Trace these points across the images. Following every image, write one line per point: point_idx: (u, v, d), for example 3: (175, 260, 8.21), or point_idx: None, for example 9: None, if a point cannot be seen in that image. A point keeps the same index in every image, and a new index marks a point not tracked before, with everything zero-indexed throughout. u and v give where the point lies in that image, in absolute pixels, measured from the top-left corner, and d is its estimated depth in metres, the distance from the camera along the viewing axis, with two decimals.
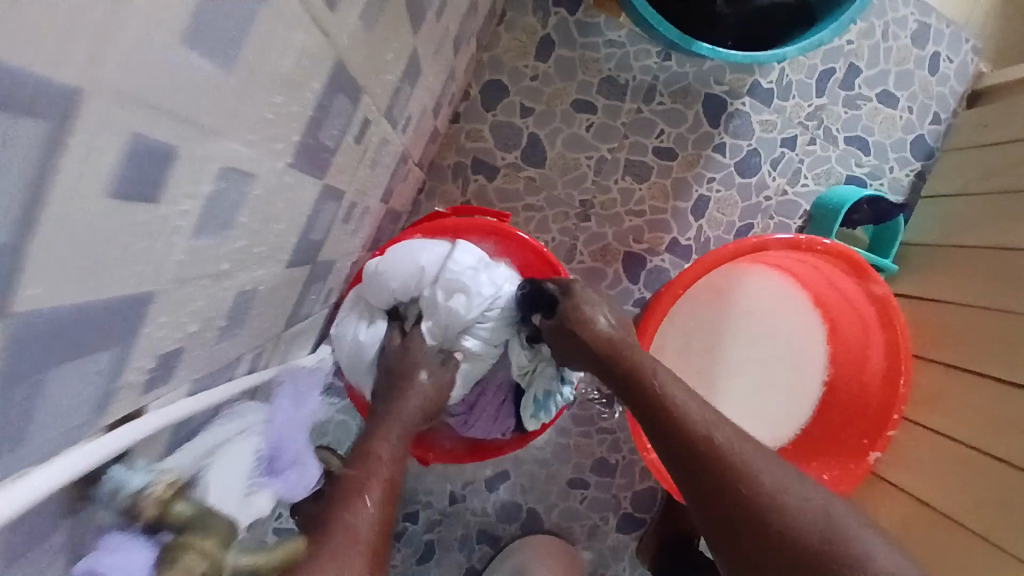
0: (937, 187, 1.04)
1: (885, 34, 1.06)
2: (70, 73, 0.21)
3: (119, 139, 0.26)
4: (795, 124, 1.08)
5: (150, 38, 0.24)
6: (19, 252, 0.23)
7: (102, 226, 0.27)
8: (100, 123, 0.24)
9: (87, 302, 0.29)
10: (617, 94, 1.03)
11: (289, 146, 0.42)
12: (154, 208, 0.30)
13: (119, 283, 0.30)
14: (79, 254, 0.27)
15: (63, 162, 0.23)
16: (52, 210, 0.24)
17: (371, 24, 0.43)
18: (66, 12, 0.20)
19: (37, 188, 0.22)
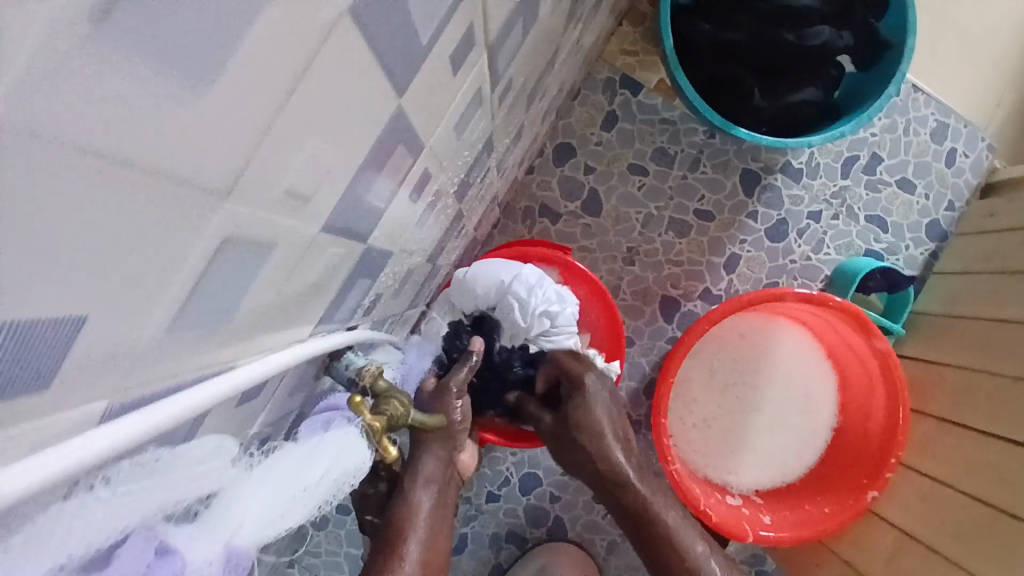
0: (947, 266, 1.18)
1: (906, 130, 1.23)
2: (416, 143, 0.40)
3: (415, 180, 0.44)
4: (821, 200, 1.24)
5: (444, 128, 0.43)
6: (358, 233, 0.42)
7: (386, 229, 0.46)
8: (414, 170, 0.43)
9: (359, 269, 0.48)
10: (666, 162, 1.23)
11: (460, 190, 0.61)
12: (404, 222, 0.49)
13: (374, 264, 0.49)
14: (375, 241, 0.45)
15: (395, 188, 0.42)
16: (377, 213, 0.42)
17: (514, 110, 0.62)
18: (427, 117, 0.39)
19: (382, 200, 0.41)
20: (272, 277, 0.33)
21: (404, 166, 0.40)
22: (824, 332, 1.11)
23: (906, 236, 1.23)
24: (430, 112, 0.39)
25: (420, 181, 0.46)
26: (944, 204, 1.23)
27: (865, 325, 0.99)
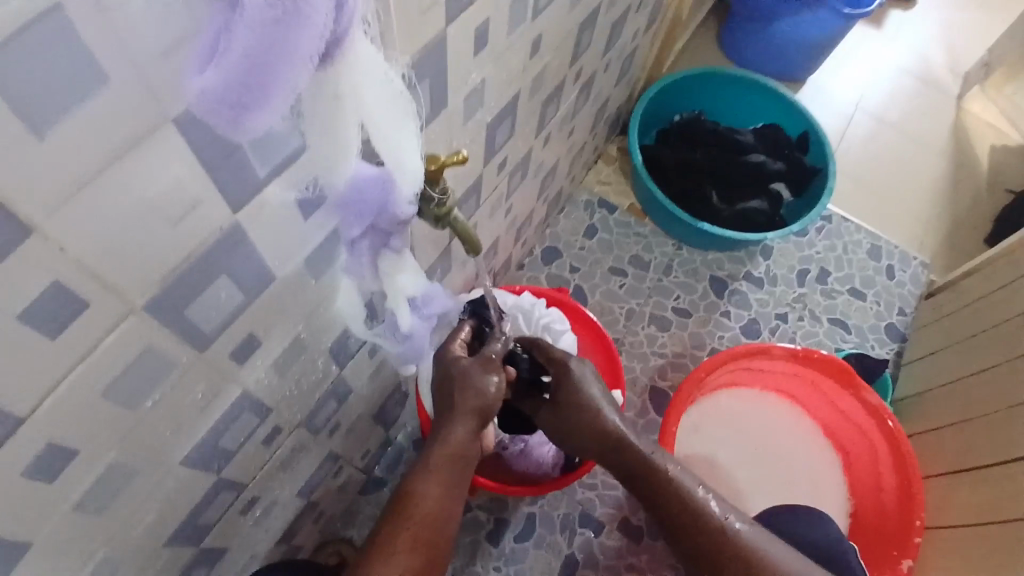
0: (912, 355, 1.29)
1: (845, 249, 1.45)
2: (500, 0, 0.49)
3: (484, 47, 0.52)
4: (785, 304, 1.37)
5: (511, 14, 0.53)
6: (448, 56, 0.47)
7: (455, 92, 0.52)
8: (485, 34, 0.51)
9: (432, 136, 0.52)
10: (643, 267, 1.37)
11: (490, 146, 0.69)
12: (464, 109, 0.55)
13: (440, 137, 0.54)
14: (450, 95, 0.51)
15: (476, 36, 0.49)
16: (460, 54, 0.49)
17: (535, 104, 0.75)
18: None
19: (470, 35, 0.48)
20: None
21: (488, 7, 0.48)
22: (817, 406, 1.14)
23: (869, 337, 1.34)
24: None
25: (485, 59, 0.53)
26: (896, 310, 1.37)
27: (852, 382, 1.05)
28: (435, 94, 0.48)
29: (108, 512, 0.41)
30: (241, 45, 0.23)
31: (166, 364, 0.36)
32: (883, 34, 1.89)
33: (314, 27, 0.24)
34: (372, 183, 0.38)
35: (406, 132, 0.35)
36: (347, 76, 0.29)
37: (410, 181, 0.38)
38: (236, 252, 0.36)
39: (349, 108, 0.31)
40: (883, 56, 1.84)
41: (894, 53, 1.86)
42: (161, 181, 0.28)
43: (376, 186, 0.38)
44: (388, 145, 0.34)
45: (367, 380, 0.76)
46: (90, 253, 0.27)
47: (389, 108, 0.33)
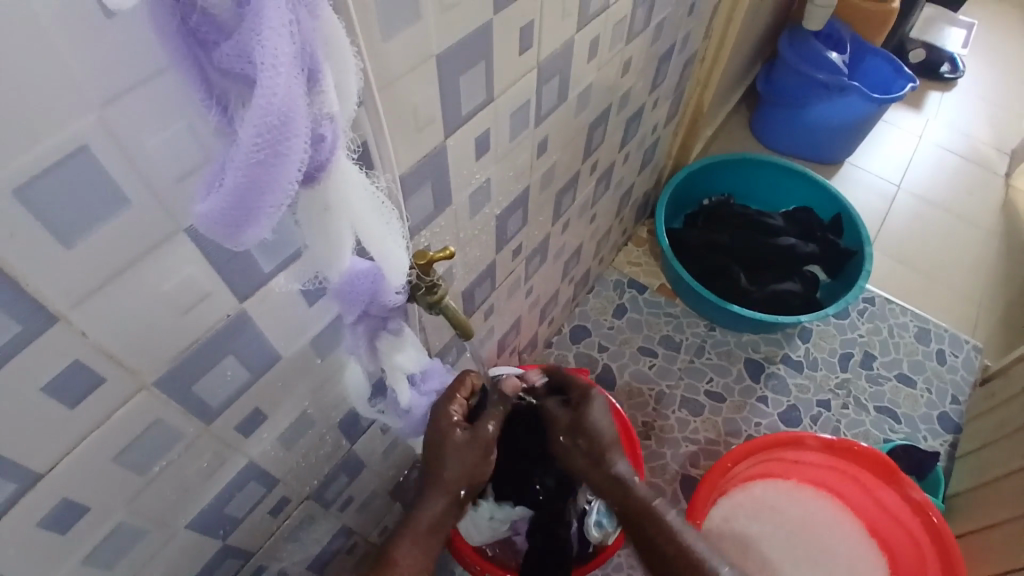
0: (967, 447, 1.21)
1: (891, 332, 1.40)
2: (499, 113, 0.55)
3: (486, 152, 0.58)
4: (826, 389, 1.32)
5: (512, 123, 0.59)
6: (450, 163, 0.52)
7: (458, 192, 0.57)
8: (485, 142, 0.56)
9: (438, 231, 0.57)
10: (673, 347, 1.37)
11: (503, 235, 0.74)
12: (469, 207, 0.61)
13: (446, 231, 0.59)
14: (454, 195, 0.56)
15: (477, 144, 0.55)
16: (463, 161, 0.54)
17: (548, 195, 0.81)
18: (510, 94, 0.55)
19: (469, 145, 0.54)
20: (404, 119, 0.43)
21: (487, 120, 0.54)
22: (858, 500, 1.07)
23: (921, 427, 1.27)
24: (511, 93, 0.55)
25: (488, 162, 0.59)
26: (949, 398, 1.30)
27: (894, 476, 0.98)
28: (438, 197, 0.54)
29: (115, 571, 0.44)
30: (233, 176, 0.26)
31: (173, 434, 0.41)
32: (921, 115, 1.90)
33: (295, 162, 0.26)
34: (364, 275, 0.42)
35: (391, 230, 0.40)
36: (341, 192, 0.34)
37: (396, 271, 0.42)
38: (241, 336, 0.41)
39: (345, 218, 0.36)
40: (918, 136, 1.84)
41: (932, 132, 1.86)
42: (176, 277, 0.34)
43: (366, 278, 0.42)
44: (378, 242, 0.39)
45: (381, 456, 0.79)
46: (110, 334, 0.32)
47: (372, 215, 0.38)
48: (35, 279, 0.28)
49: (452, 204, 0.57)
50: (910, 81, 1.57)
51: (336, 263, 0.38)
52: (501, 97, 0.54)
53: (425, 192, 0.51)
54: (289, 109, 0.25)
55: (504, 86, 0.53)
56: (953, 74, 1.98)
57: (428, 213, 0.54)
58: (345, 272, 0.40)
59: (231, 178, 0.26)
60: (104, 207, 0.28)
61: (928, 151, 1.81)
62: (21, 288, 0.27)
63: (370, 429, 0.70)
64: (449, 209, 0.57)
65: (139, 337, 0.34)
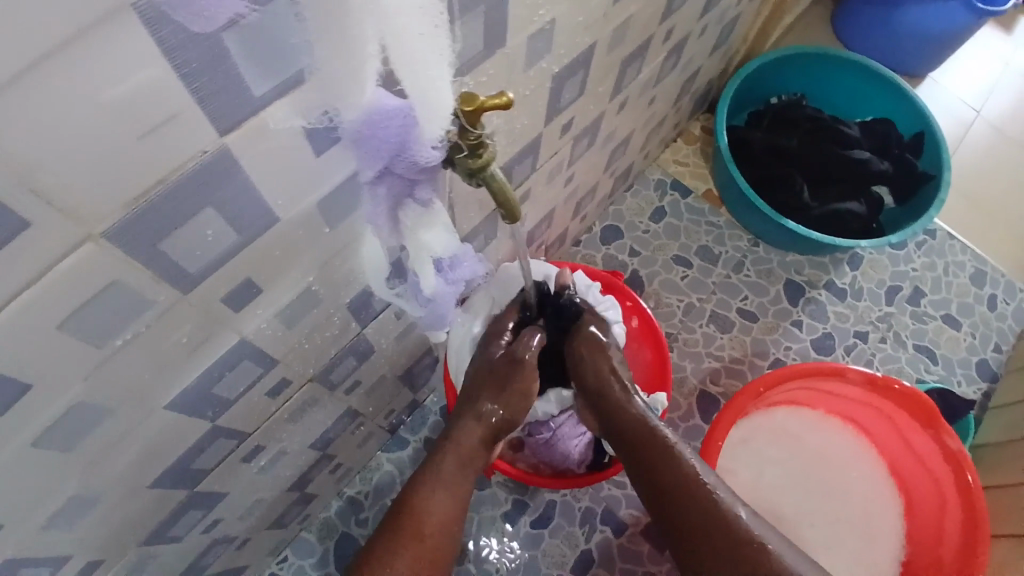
0: (1003, 399, 1.12)
1: (946, 270, 1.27)
2: None
3: None
4: (867, 321, 1.21)
5: None
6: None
7: (515, 34, 0.44)
8: None
9: (484, 85, 0.45)
10: (710, 259, 1.26)
11: (556, 105, 0.61)
12: (522, 62, 0.48)
13: (491, 88, 0.47)
14: (508, 40, 0.44)
15: None
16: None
17: (611, 66, 0.67)
18: None
19: None
20: None
21: None
22: (886, 441, 1.00)
23: (957, 371, 1.18)
24: None
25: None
26: (991, 345, 1.20)
27: (934, 421, 0.90)
28: (489, 38, 0.41)
29: (79, 449, 0.39)
30: None
31: (137, 301, 0.32)
32: (1009, 40, 1.62)
33: None
34: (392, 118, 0.32)
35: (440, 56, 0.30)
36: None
37: (435, 119, 0.32)
38: (232, 183, 0.31)
39: (371, 15, 0.26)
40: (1003, 62, 1.58)
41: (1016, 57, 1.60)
42: (128, 82, 0.23)
43: (395, 119, 0.32)
44: (418, 71, 0.29)
45: (392, 342, 0.72)
46: (36, 153, 0.23)
47: (413, 26, 0.28)
48: None
49: (505, 49, 0.44)
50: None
51: (357, 92, 0.30)
52: None
53: (475, 24, 0.39)
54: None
55: None
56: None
57: (476, 55, 0.41)
58: (367, 108, 0.31)
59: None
60: None
61: (1011, 78, 1.56)
62: None
63: (383, 314, 0.62)
64: (500, 55, 0.44)
65: (75, 165, 0.24)
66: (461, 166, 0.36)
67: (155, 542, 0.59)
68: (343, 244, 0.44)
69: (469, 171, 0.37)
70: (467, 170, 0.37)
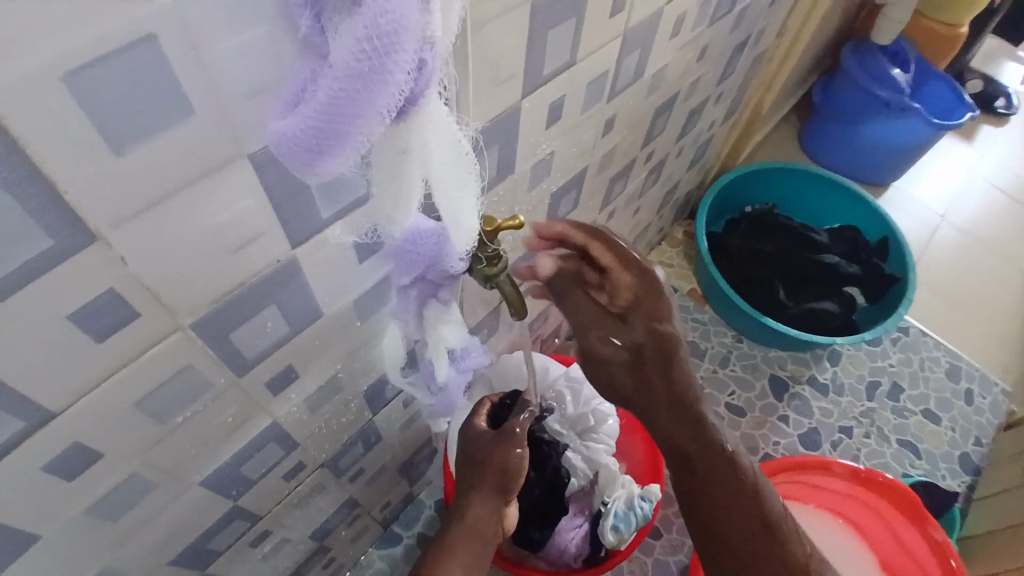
0: (987, 490, 1.15)
1: (922, 365, 1.33)
2: (571, 88, 0.52)
3: (552, 127, 0.54)
4: (850, 416, 1.25)
5: (583, 97, 0.55)
6: (516, 134, 0.49)
7: (520, 164, 0.53)
8: (554, 114, 0.52)
9: (494, 204, 0.53)
10: (697, 354, 1.32)
11: (553, 216, 0.70)
12: (526, 184, 0.57)
13: (499, 206, 0.55)
14: (515, 169, 0.53)
15: (547, 116, 0.51)
16: (529, 133, 0.51)
17: (601, 183, 0.77)
18: (584, 71, 0.51)
19: (539, 117, 0.50)
20: (478, 73, 0.39)
21: (559, 93, 0.50)
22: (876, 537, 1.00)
23: (941, 465, 1.21)
24: (585, 69, 0.52)
25: (553, 135, 0.55)
26: (971, 438, 1.24)
27: (917, 512, 0.92)
28: (499, 170, 0.50)
29: (120, 521, 0.42)
30: (317, 95, 0.24)
31: (200, 384, 0.37)
32: (970, 147, 1.81)
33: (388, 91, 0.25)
34: (426, 236, 0.39)
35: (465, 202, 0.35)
36: (416, 139, 0.29)
37: (463, 240, 0.37)
38: (288, 289, 0.37)
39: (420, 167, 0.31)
40: (967, 168, 1.76)
41: (984, 166, 1.77)
42: (229, 211, 0.30)
43: (430, 240, 0.38)
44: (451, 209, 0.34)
45: (399, 429, 0.75)
46: (152, 264, 0.29)
47: (455, 170, 0.32)
48: (71, 186, 0.24)
49: (511, 176, 0.53)
50: (970, 112, 1.47)
51: (401, 218, 0.35)
52: (576, 75, 0.51)
53: (489, 159, 0.47)
54: (396, 15, 0.23)
55: (581, 63, 0.50)
56: (1005, 111, 1.86)
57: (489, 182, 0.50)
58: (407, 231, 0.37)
59: (312, 107, 0.25)
60: (167, 116, 0.24)
61: (970, 187, 1.72)
62: (58, 195, 0.24)
63: (393, 401, 0.66)
64: (507, 181, 0.53)
65: (183, 271, 0.30)
66: (483, 272, 0.43)
67: None
68: (367, 338, 0.50)
69: (487, 276, 0.44)
70: (487, 275, 0.43)
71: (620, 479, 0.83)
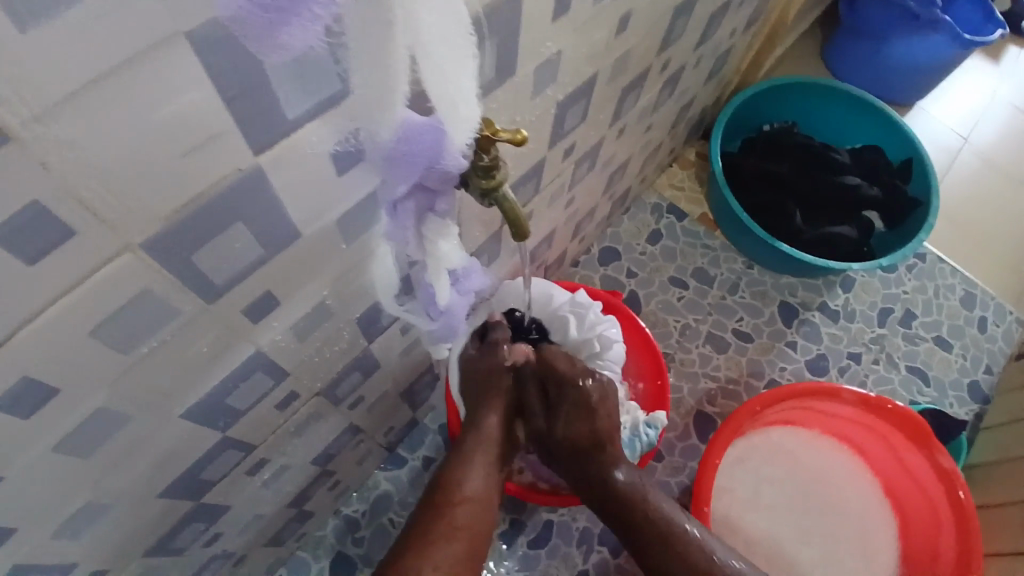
0: (994, 419, 1.14)
1: (936, 293, 1.29)
2: None
3: (559, 20, 0.47)
4: (860, 343, 1.23)
5: None
6: (518, 26, 0.42)
7: (522, 64, 0.47)
8: (561, 5, 0.45)
9: (492, 111, 0.47)
10: (706, 281, 1.27)
11: (559, 129, 0.64)
12: (527, 91, 0.50)
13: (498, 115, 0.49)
14: (516, 69, 0.46)
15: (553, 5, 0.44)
16: (533, 26, 0.44)
17: (611, 94, 0.69)
18: None
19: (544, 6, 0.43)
20: None
21: None
22: (881, 459, 1.00)
23: (949, 392, 1.19)
24: None
25: (560, 31, 0.48)
26: (982, 367, 1.22)
27: (925, 440, 0.91)
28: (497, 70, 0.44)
29: (98, 455, 0.40)
30: None
31: (165, 310, 0.34)
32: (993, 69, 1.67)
33: None
34: (422, 135, 0.33)
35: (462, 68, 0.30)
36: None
37: (463, 129, 0.33)
38: (258, 204, 0.33)
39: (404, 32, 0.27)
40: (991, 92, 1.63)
41: (1004, 89, 1.64)
42: (175, 103, 0.25)
43: (427, 134, 0.33)
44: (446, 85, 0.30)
45: (398, 356, 0.73)
46: (82, 166, 0.24)
47: (447, 41, 0.29)
48: None
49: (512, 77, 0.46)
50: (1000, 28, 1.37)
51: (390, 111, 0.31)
52: None
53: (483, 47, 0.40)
54: None
55: None
56: None
57: (488, 79, 0.44)
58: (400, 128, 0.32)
59: None
60: None
61: (995, 109, 1.61)
62: None
63: (389, 329, 0.63)
64: (507, 82, 0.46)
65: (124, 178, 0.26)
66: (483, 183, 0.38)
67: (157, 553, 0.59)
68: (353, 260, 0.45)
69: (486, 186, 0.38)
70: (485, 184, 0.38)
71: (626, 405, 0.82)
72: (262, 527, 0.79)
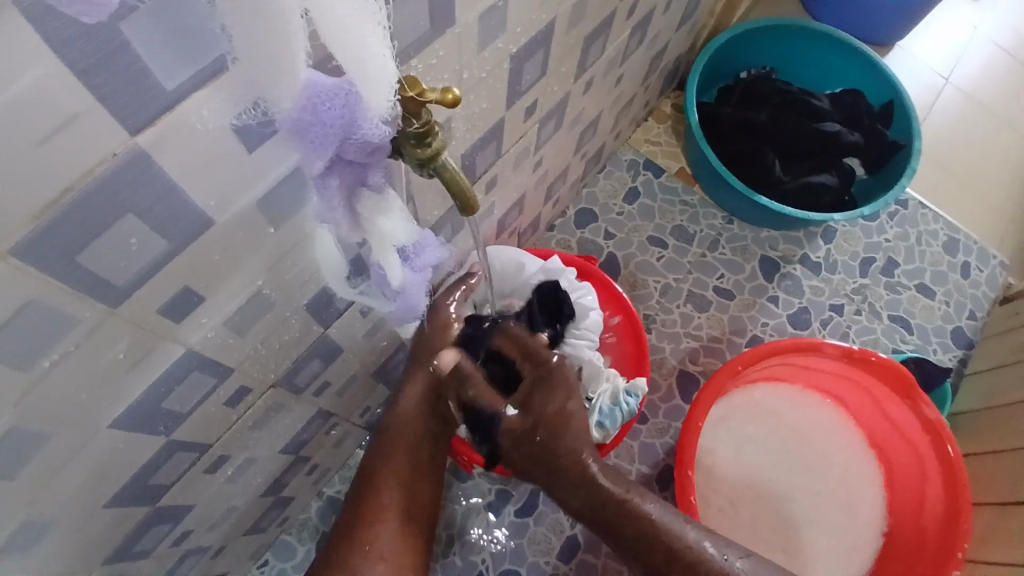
0: (979, 365, 1.14)
1: (919, 240, 1.27)
2: None
3: None
4: (842, 294, 1.21)
5: None
6: None
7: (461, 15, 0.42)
8: None
9: (432, 70, 0.43)
10: (685, 238, 1.24)
11: (515, 86, 0.59)
12: (470, 46, 0.45)
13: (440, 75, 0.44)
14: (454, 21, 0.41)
15: None
16: None
17: (571, 46, 0.64)
18: None
19: None
20: None
21: None
22: (865, 413, 0.99)
23: (932, 340, 1.19)
24: None
25: None
26: (966, 313, 1.21)
27: (910, 391, 0.90)
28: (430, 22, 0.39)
29: (18, 477, 0.36)
30: None
31: (62, 320, 0.30)
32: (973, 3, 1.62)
33: None
34: (331, 96, 0.30)
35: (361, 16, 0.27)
36: None
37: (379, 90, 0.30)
38: (151, 190, 0.28)
39: None
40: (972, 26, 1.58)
41: (986, 24, 1.59)
42: (15, 85, 0.21)
43: (336, 99, 0.30)
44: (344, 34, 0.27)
45: (363, 337, 0.69)
46: None
47: None
48: None
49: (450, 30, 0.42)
50: None
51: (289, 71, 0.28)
52: None
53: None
54: None
55: None
56: None
57: (421, 33, 0.39)
58: (303, 90, 0.29)
59: None
60: None
61: (974, 47, 1.55)
62: None
63: (348, 311, 0.59)
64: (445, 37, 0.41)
65: None
66: (418, 152, 0.34)
67: (120, 558, 0.57)
68: (286, 246, 0.41)
69: (423, 156, 0.34)
70: (423, 153, 0.34)
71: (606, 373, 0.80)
72: (236, 520, 0.77)
